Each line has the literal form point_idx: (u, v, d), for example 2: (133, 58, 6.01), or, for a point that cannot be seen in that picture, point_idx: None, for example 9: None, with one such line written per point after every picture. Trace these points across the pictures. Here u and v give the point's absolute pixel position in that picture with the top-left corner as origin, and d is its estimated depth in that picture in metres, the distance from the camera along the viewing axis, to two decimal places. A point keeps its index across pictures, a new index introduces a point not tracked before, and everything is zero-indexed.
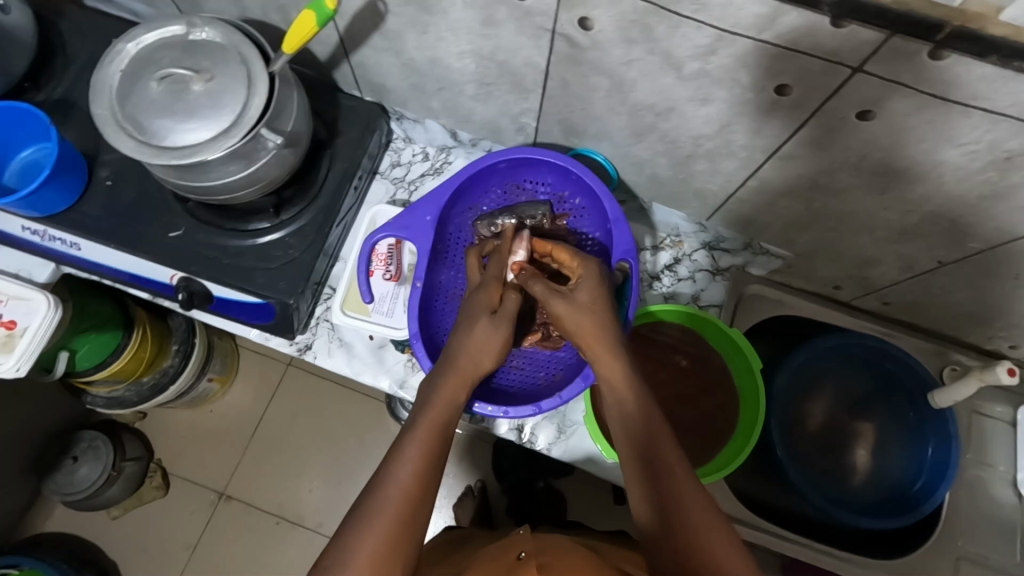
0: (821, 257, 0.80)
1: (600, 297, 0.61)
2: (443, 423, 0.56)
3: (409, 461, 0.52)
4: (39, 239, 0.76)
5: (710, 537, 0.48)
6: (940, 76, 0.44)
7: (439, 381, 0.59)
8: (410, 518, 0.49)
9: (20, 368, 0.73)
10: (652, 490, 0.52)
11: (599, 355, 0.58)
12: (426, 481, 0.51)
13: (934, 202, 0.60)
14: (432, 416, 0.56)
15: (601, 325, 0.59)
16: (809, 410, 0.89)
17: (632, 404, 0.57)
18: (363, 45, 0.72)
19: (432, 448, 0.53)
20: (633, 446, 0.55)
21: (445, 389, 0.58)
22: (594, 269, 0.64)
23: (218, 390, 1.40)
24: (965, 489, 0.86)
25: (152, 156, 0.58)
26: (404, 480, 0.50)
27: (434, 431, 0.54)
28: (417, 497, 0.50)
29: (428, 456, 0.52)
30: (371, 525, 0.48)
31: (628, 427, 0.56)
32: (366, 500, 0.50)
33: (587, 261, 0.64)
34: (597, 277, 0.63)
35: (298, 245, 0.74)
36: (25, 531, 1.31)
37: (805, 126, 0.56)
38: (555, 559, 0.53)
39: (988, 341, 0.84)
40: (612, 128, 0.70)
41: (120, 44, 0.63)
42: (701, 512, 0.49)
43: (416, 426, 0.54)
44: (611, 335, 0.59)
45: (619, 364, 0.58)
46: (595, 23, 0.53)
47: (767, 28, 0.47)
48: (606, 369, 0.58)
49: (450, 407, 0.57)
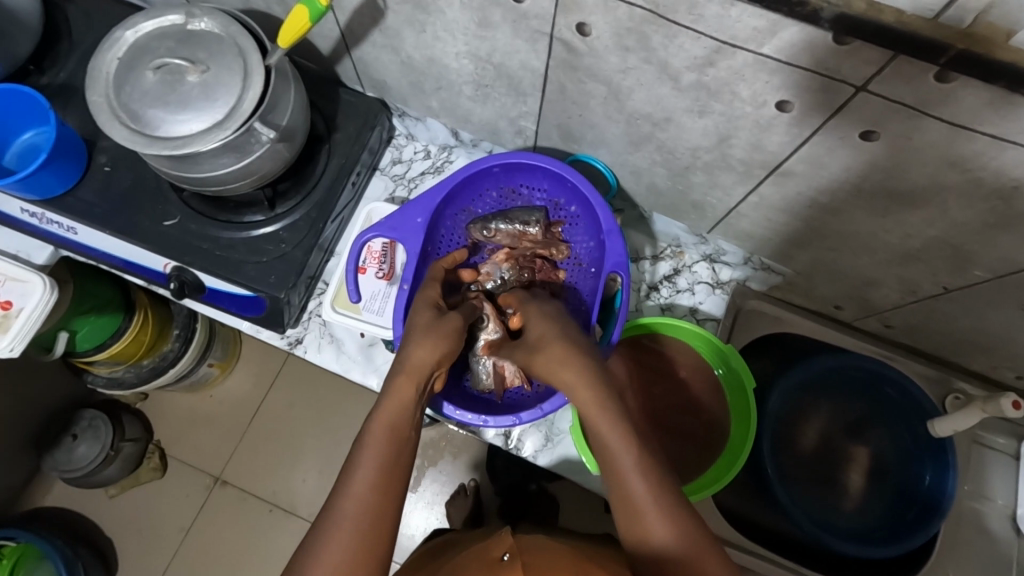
0: (823, 276, 0.78)
1: (562, 332, 0.60)
2: (400, 422, 0.53)
3: (364, 475, 0.49)
4: (38, 221, 0.76)
5: (701, 555, 0.49)
6: (944, 99, 0.43)
7: (390, 383, 0.55)
8: (371, 533, 0.47)
9: (13, 349, 0.74)
10: (645, 514, 0.50)
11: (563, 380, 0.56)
12: (384, 492, 0.49)
13: (938, 228, 0.58)
14: (385, 416, 0.53)
15: (572, 356, 0.57)
16: (805, 431, 0.87)
17: (608, 429, 0.53)
18: (363, 40, 0.71)
19: (388, 458, 0.51)
20: (614, 467, 0.52)
21: (394, 390, 0.55)
22: (548, 310, 0.64)
23: (218, 376, 1.40)
24: (961, 522, 0.83)
25: (144, 146, 0.58)
26: (359, 496, 0.48)
27: (389, 436, 0.52)
28: (373, 507, 0.48)
29: (385, 462, 0.50)
30: (328, 548, 0.46)
31: (606, 448, 0.53)
32: (322, 523, 0.48)
33: (530, 305, 0.65)
34: (549, 315, 0.63)
35: (291, 239, 0.74)
36: (24, 505, 1.34)
37: (807, 144, 0.54)
38: (539, 561, 0.53)
39: (993, 370, 0.81)
40: (609, 136, 0.68)
41: (119, 31, 0.63)
42: (690, 531, 0.50)
43: (368, 435, 0.51)
44: (585, 360, 0.56)
45: (595, 386, 0.55)
46: (592, 29, 0.52)
47: (767, 41, 0.45)
48: (580, 395, 0.55)
49: (401, 409, 0.53)
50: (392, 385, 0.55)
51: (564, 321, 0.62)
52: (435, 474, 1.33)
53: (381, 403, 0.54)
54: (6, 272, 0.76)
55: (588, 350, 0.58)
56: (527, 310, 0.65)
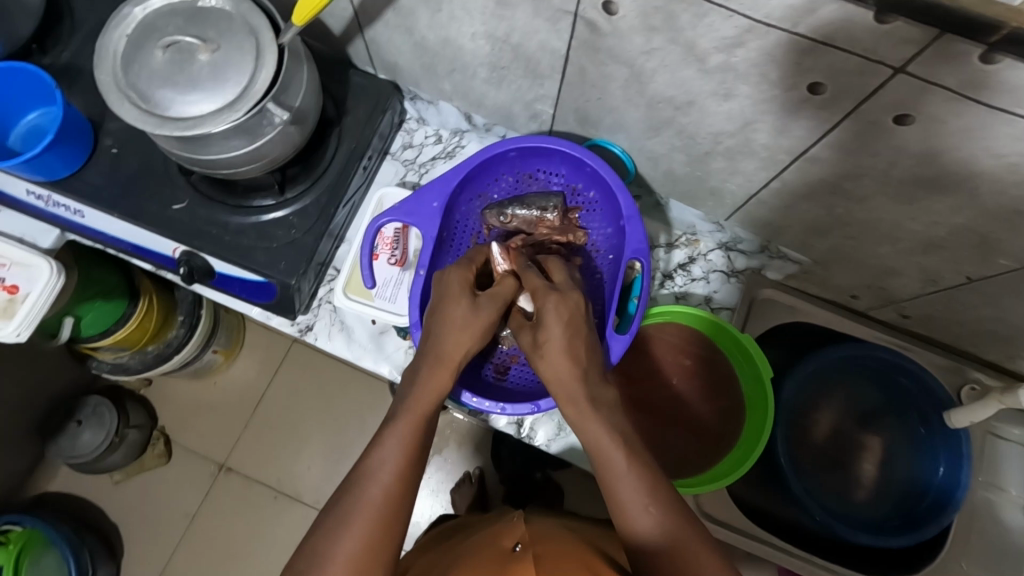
0: (841, 265, 0.77)
1: (566, 338, 0.55)
2: (428, 414, 0.54)
3: (390, 460, 0.51)
4: (43, 204, 0.75)
5: (691, 553, 0.48)
6: (986, 83, 0.41)
7: (422, 371, 0.56)
8: (391, 518, 0.49)
9: (20, 334, 0.73)
10: (631, 510, 0.50)
11: (561, 385, 0.54)
12: (406, 482, 0.51)
13: (966, 216, 0.57)
14: (415, 403, 0.54)
15: (566, 364, 0.54)
16: (816, 420, 0.87)
17: (598, 434, 0.52)
18: (375, 19, 0.69)
19: (415, 448, 0.52)
20: (604, 470, 0.52)
21: (428, 379, 0.55)
22: (565, 307, 0.56)
23: (223, 362, 1.39)
24: (973, 512, 0.83)
25: (155, 126, 0.57)
26: (384, 480, 0.50)
27: (416, 429, 0.53)
28: (397, 496, 0.50)
29: (411, 453, 0.52)
30: (351, 526, 0.48)
31: (596, 450, 0.52)
32: (343, 502, 0.49)
33: (548, 297, 0.57)
34: (561, 315, 0.56)
35: (302, 224, 0.73)
36: (30, 490, 1.34)
37: (836, 128, 0.53)
38: (548, 549, 0.54)
39: (1010, 361, 0.80)
40: (629, 120, 0.67)
41: (126, 8, 0.61)
42: (681, 529, 0.49)
43: (398, 422, 0.53)
44: (577, 370, 0.54)
45: (582, 394, 0.53)
46: (618, 7, 0.50)
47: (802, 21, 0.44)
48: (569, 403, 0.54)
49: (433, 402, 0.55)
50: (424, 375, 0.56)
51: (576, 326, 0.56)
52: (440, 461, 1.33)
53: (413, 389, 0.55)
54: (12, 256, 0.75)
55: (585, 358, 0.55)
56: (540, 301, 0.58)
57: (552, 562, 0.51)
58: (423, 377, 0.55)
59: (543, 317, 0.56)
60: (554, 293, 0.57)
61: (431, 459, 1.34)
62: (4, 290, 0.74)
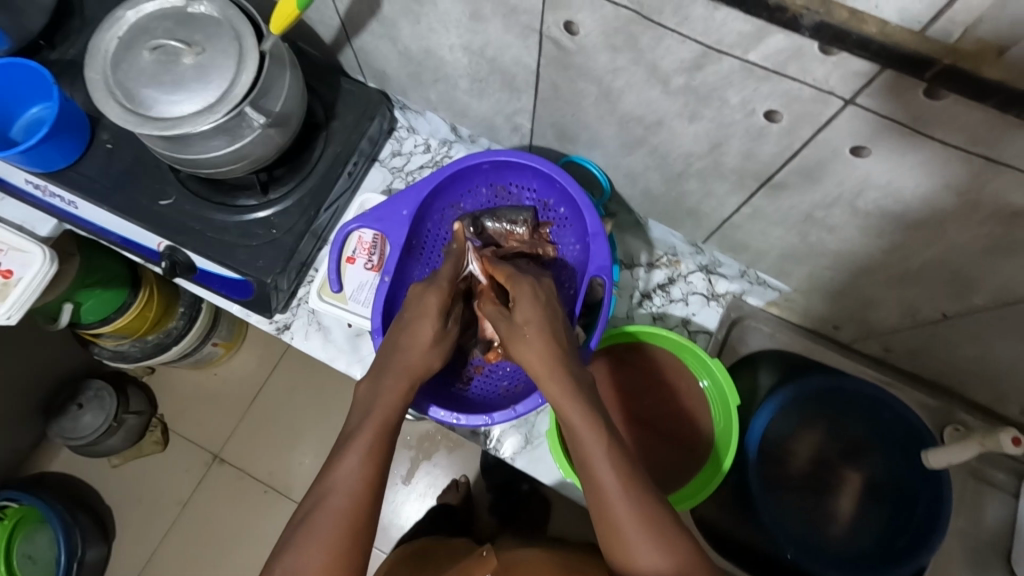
0: (820, 293, 0.75)
1: (543, 319, 0.57)
2: (390, 421, 0.55)
3: (356, 473, 0.51)
4: (41, 194, 0.78)
5: (668, 543, 0.48)
6: (937, 118, 0.41)
7: (387, 380, 0.57)
8: (357, 528, 0.49)
9: (11, 317, 0.76)
10: (613, 499, 0.49)
11: (544, 365, 0.54)
12: (371, 492, 0.51)
13: (937, 251, 0.55)
14: (376, 412, 0.55)
15: (545, 346, 0.55)
16: (795, 450, 0.85)
17: (578, 421, 0.51)
18: (362, 29, 0.71)
19: (379, 457, 0.53)
20: (584, 457, 0.51)
21: (391, 389, 0.57)
22: (539, 292, 0.59)
23: (223, 355, 1.42)
24: (954, 557, 0.80)
25: (136, 125, 0.59)
26: (350, 492, 0.50)
27: (379, 437, 0.53)
28: (364, 505, 0.50)
29: (375, 460, 0.52)
30: (317, 540, 0.48)
31: (577, 436, 0.52)
32: (310, 517, 0.49)
33: (523, 283, 0.60)
34: (539, 297, 0.58)
35: (282, 225, 0.75)
36: (33, 468, 1.38)
37: (798, 155, 0.52)
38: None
39: (998, 403, 0.77)
40: (604, 137, 0.67)
41: (119, 11, 0.64)
42: (660, 518, 0.49)
43: (360, 433, 0.53)
44: (555, 351, 0.55)
45: (564, 372, 0.54)
46: (580, 27, 0.51)
47: (753, 47, 0.43)
48: (550, 385, 0.54)
49: (392, 409, 0.56)
50: (385, 386, 0.57)
51: (552, 307, 0.59)
52: (428, 466, 1.33)
53: (377, 399, 0.56)
54: (10, 242, 0.79)
55: (563, 340, 0.56)
56: (516, 287, 0.60)
57: None
58: (386, 388, 0.57)
59: (520, 301, 0.58)
60: (531, 278, 0.61)
61: (419, 464, 1.34)
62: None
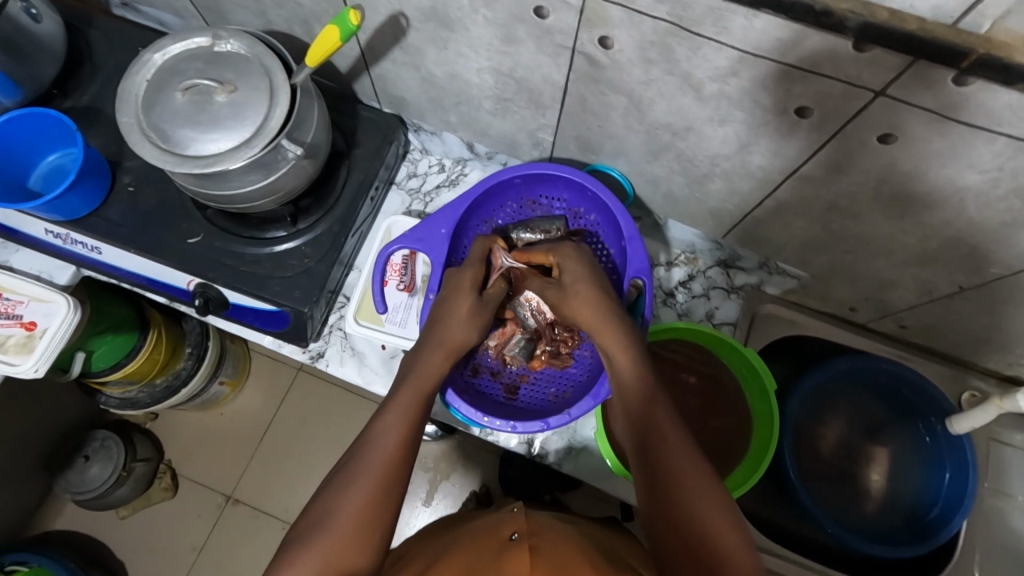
0: (838, 279, 0.79)
1: (590, 279, 0.63)
2: (427, 389, 0.58)
3: (394, 430, 0.54)
4: (62, 242, 0.77)
5: (699, 499, 0.50)
6: (966, 105, 0.44)
7: (424, 352, 0.61)
8: (391, 482, 0.51)
9: (38, 369, 0.74)
10: (658, 453, 0.53)
11: (597, 324, 0.60)
12: (405, 452, 0.53)
13: (954, 228, 0.59)
14: (412, 386, 0.58)
15: (595, 301, 0.61)
16: (822, 434, 0.88)
17: (626, 371, 0.57)
18: (383, 58, 0.73)
19: (413, 423, 0.55)
20: (631, 412, 0.56)
21: (427, 362, 0.60)
22: (582, 256, 0.66)
23: (229, 393, 1.40)
24: (982, 518, 0.84)
25: (175, 165, 0.59)
26: (387, 447, 0.52)
27: (416, 401, 0.57)
28: (398, 460, 0.52)
29: (413, 420, 0.55)
30: (353, 492, 0.49)
31: (625, 393, 0.57)
32: (348, 467, 0.51)
33: (565, 250, 0.66)
34: (583, 261, 0.65)
35: (313, 254, 0.75)
36: (37, 527, 1.33)
37: (825, 149, 0.56)
38: (548, 542, 0.53)
39: (1008, 368, 0.82)
40: (628, 146, 0.70)
41: (147, 54, 0.65)
42: (693, 475, 0.51)
43: (396, 400, 0.56)
44: (604, 305, 0.60)
45: (616, 328, 0.59)
46: (616, 42, 0.54)
47: (789, 51, 0.47)
48: (601, 336, 0.60)
49: (430, 379, 0.59)
50: (423, 359, 0.60)
51: (595, 271, 0.65)
52: (447, 487, 1.28)
53: (416, 367, 0.60)
54: (31, 293, 0.77)
55: (610, 294, 0.62)
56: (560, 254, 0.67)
57: (551, 554, 0.51)
58: (423, 362, 0.60)
59: (568, 262, 0.65)
60: (572, 246, 0.67)
61: (437, 486, 1.29)
62: (23, 327, 0.75)
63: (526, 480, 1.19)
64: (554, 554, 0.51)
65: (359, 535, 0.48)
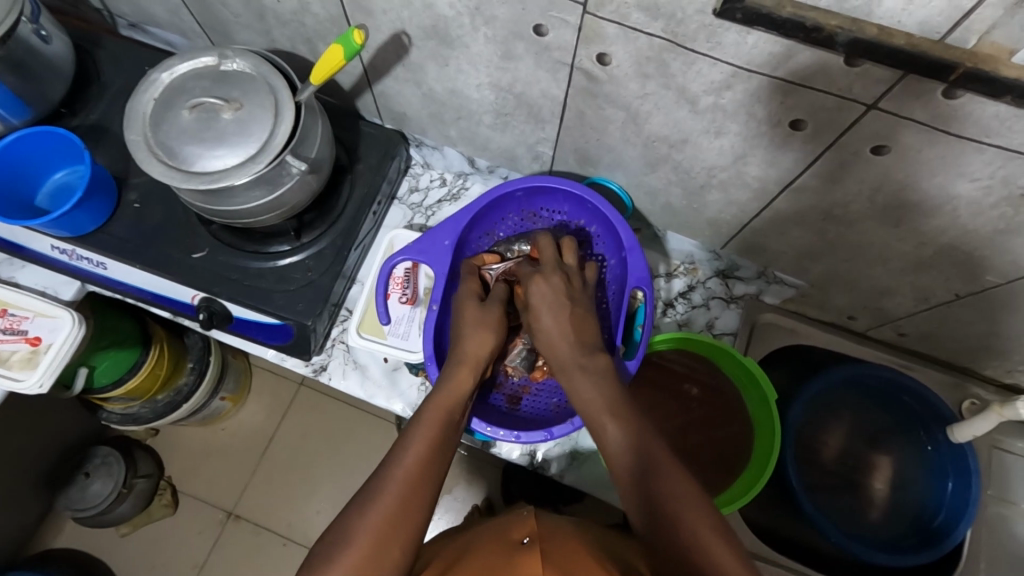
0: (836, 287, 0.80)
1: (553, 310, 0.62)
2: (453, 407, 0.58)
3: (417, 446, 0.53)
4: (68, 258, 0.78)
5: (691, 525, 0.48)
6: (956, 116, 0.45)
7: (449, 371, 0.61)
8: (416, 495, 0.50)
9: (42, 384, 0.75)
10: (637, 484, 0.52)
11: (565, 369, 0.60)
12: (430, 468, 0.52)
13: (949, 236, 0.60)
14: (439, 403, 0.58)
15: (564, 336, 0.61)
16: (824, 443, 0.88)
17: (599, 398, 0.57)
18: (386, 75, 0.74)
19: (439, 438, 0.55)
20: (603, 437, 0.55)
21: (453, 379, 0.60)
22: (547, 286, 0.64)
23: (231, 408, 1.40)
24: (985, 524, 0.84)
25: (182, 181, 0.60)
26: (410, 462, 0.52)
27: (443, 417, 0.56)
28: (425, 476, 0.51)
29: (440, 441, 0.55)
30: (377, 503, 0.49)
31: (594, 419, 0.56)
32: (371, 486, 0.50)
33: (534, 279, 0.65)
34: (548, 290, 0.64)
35: (316, 268, 0.76)
36: (37, 546, 1.32)
37: (820, 159, 0.57)
38: (558, 546, 0.53)
39: (1008, 374, 0.82)
40: (626, 158, 0.71)
41: (155, 73, 0.66)
42: (682, 501, 0.49)
43: (424, 413, 0.56)
44: (572, 334, 0.61)
45: (585, 362, 0.59)
46: (613, 58, 0.55)
47: (781, 65, 0.48)
48: (573, 376, 0.59)
49: (459, 394, 0.59)
50: (449, 373, 0.60)
51: (559, 301, 0.63)
52: (448, 500, 1.27)
53: (442, 382, 0.60)
54: (36, 308, 0.78)
55: (579, 326, 0.61)
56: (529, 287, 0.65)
57: (563, 560, 0.51)
58: (450, 376, 0.60)
59: (533, 298, 0.64)
60: (539, 274, 0.65)
61: (439, 499, 1.28)
62: (28, 342, 0.76)
63: (528, 493, 1.18)
64: (566, 560, 0.50)
65: (379, 551, 0.46)
